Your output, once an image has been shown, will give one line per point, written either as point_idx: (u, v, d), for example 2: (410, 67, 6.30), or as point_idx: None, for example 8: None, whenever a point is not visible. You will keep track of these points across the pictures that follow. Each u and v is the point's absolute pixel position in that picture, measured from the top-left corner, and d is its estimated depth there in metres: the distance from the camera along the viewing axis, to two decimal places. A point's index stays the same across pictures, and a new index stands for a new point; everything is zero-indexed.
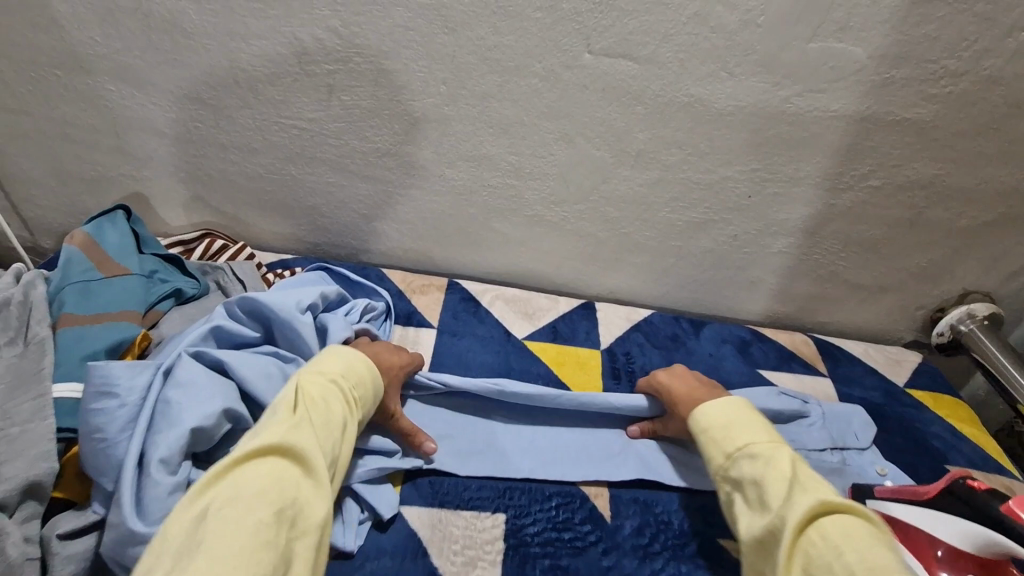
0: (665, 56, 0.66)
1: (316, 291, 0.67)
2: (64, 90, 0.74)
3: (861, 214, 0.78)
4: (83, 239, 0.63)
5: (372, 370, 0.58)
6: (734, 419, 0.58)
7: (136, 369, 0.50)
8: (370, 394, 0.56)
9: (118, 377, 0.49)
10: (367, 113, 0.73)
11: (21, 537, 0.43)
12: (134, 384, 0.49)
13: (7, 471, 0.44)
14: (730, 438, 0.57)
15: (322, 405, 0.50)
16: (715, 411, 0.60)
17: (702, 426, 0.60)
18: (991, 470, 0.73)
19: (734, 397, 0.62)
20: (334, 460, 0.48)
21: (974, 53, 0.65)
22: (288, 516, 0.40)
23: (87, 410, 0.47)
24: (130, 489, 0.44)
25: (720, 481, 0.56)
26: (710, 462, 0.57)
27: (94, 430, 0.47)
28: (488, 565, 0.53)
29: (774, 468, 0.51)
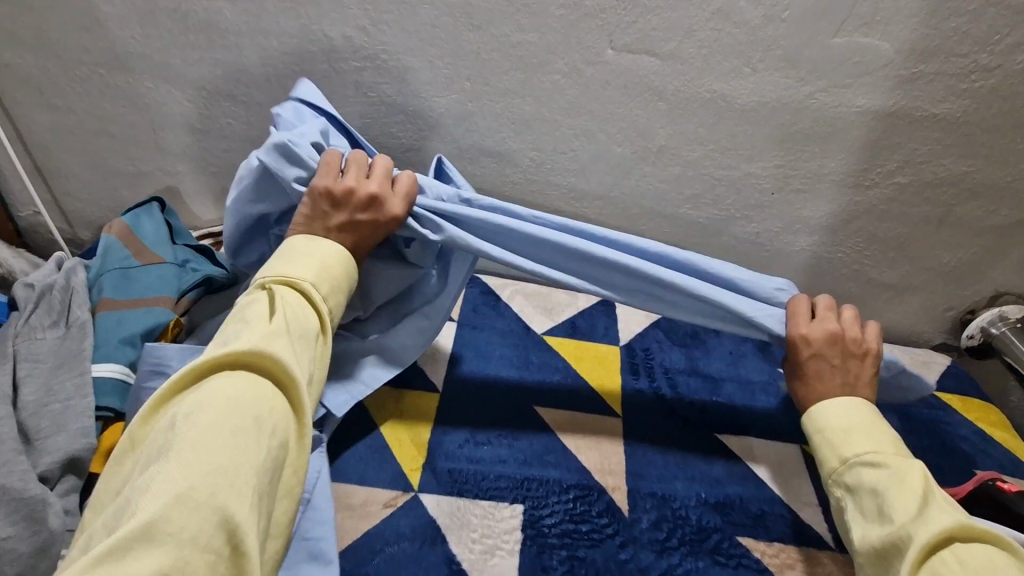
0: (688, 52, 0.66)
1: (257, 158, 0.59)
2: (104, 87, 0.77)
3: (888, 212, 0.77)
4: (122, 230, 0.66)
5: (345, 270, 0.55)
6: (855, 419, 0.55)
7: (187, 353, 0.52)
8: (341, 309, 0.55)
9: (170, 359, 0.51)
10: (392, 110, 0.75)
11: (61, 508, 0.45)
12: (185, 367, 0.52)
13: (51, 444, 0.47)
14: (849, 442, 0.54)
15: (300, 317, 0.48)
16: (831, 408, 0.56)
17: (816, 424, 0.57)
18: (1021, 475, 0.71)
19: (857, 400, 0.57)
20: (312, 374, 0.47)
21: (1006, 47, 0.63)
22: (266, 421, 0.40)
23: (143, 388, 0.51)
24: None
25: (831, 485, 0.54)
26: (822, 465, 0.55)
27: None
28: (506, 554, 0.54)
29: (903, 483, 0.49)
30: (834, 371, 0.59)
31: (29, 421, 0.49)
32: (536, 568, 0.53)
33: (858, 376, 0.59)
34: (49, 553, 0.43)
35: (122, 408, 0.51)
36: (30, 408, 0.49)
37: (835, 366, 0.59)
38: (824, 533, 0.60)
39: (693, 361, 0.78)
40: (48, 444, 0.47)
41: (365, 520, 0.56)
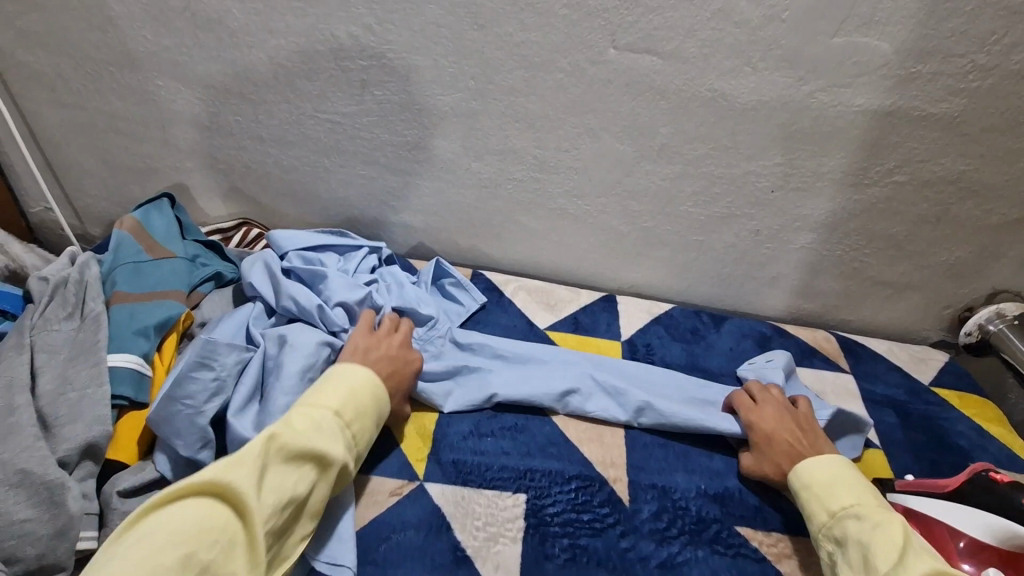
0: (689, 51, 0.67)
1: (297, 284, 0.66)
2: (115, 85, 0.79)
3: (887, 210, 0.78)
4: (132, 224, 0.67)
5: (376, 399, 0.55)
6: (840, 475, 0.56)
7: (235, 349, 0.56)
8: (368, 438, 0.53)
9: (218, 352, 0.55)
10: (398, 109, 0.76)
11: (80, 493, 0.46)
12: (228, 362, 0.55)
13: (70, 431, 0.48)
14: (834, 496, 0.54)
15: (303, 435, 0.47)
16: (815, 464, 0.57)
17: (802, 481, 0.57)
18: (1016, 469, 0.72)
19: (839, 457, 0.58)
20: (292, 499, 0.45)
21: (1004, 47, 0.64)
22: (198, 561, 0.38)
23: (185, 375, 0.52)
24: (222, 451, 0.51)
25: (821, 540, 0.54)
26: (810, 519, 0.55)
27: (185, 396, 0.52)
28: (509, 541, 0.55)
29: (884, 533, 0.49)
30: (793, 427, 0.63)
31: (48, 409, 0.50)
32: (539, 556, 0.55)
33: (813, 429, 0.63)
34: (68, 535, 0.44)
35: (136, 397, 0.53)
36: (48, 397, 0.50)
37: (792, 425, 0.63)
38: None
39: (693, 357, 0.81)
40: (63, 433, 0.48)
41: (372, 509, 0.57)
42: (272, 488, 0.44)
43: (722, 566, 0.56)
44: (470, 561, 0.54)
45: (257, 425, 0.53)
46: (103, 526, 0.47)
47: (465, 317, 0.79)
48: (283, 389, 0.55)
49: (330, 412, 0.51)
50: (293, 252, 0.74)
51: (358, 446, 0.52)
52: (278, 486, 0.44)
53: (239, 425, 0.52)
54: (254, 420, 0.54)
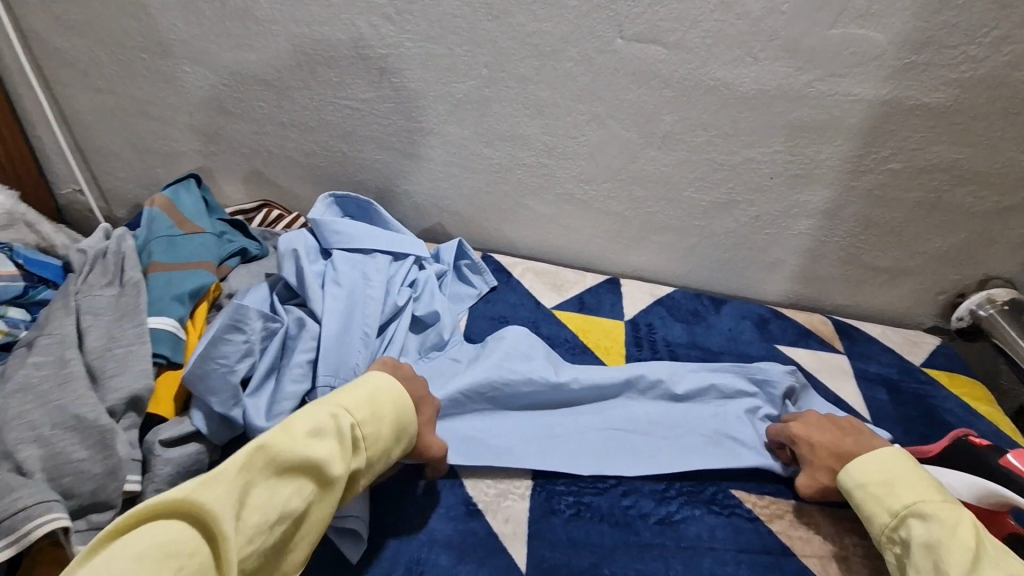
0: (693, 42, 0.70)
1: (332, 304, 0.65)
2: (146, 71, 0.83)
3: (881, 197, 0.81)
4: (164, 201, 0.72)
5: (398, 409, 0.53)
6: (897, 472, 0.55)
7: (262, 317, 0.59)
8: (382, 446, 0.51)
9: (249, 318, 0.58)
10: (415, 96, 0.80)
11: (127, 441, 0.50)
12: (257, 328, 0.59)
13: (117, 383, 0.52)
14: (895, 495, 0.54)
15: (308, 446, 0.45)
16: (862, 465, 0.57)
17: (855, 481, 0.57)
18: (1002, 444, 0.76)
19: (894, 450, 0.58)
20: (284, 515, 0.43)
21: (994, 39, 0.67)
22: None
23: (220, 336, 0.56)
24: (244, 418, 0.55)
25: (885, 541, 0.54)
26: (871, 520, 0.55)
27: (220, 355, 0.56)
28: (518, 497, 0.59)
29: (956, 535, 0.49)
30: (830, 428, 0.63)
31: (95, 363, 0.54)
32: (546, 510, 0.58)
33: (856, 429, 0.62)
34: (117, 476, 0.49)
35: (172, 356, 0.56)
36: (95, 352, 0.55)
37: (829, 425, 0.63)
38: None
39: (693, 336, 0.85)
40: (111, 384, 0.52)
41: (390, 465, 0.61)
42: (260, 503, 0.41)
43: (719, 524, 0.60)
44: (482, 514, 0.58)
45: (269, 403, 0.57)
46: (146, 471, 0.51)
47: (476, 298, 0.83)
48: (295, 373, 0.59)
49: (339, 420, 0.48)
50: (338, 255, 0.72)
51: (369, 453, 0.50)
52: (267, 501, 0.42)
53: (254, 401, 0.56)
54: (268, 395, 0.58)
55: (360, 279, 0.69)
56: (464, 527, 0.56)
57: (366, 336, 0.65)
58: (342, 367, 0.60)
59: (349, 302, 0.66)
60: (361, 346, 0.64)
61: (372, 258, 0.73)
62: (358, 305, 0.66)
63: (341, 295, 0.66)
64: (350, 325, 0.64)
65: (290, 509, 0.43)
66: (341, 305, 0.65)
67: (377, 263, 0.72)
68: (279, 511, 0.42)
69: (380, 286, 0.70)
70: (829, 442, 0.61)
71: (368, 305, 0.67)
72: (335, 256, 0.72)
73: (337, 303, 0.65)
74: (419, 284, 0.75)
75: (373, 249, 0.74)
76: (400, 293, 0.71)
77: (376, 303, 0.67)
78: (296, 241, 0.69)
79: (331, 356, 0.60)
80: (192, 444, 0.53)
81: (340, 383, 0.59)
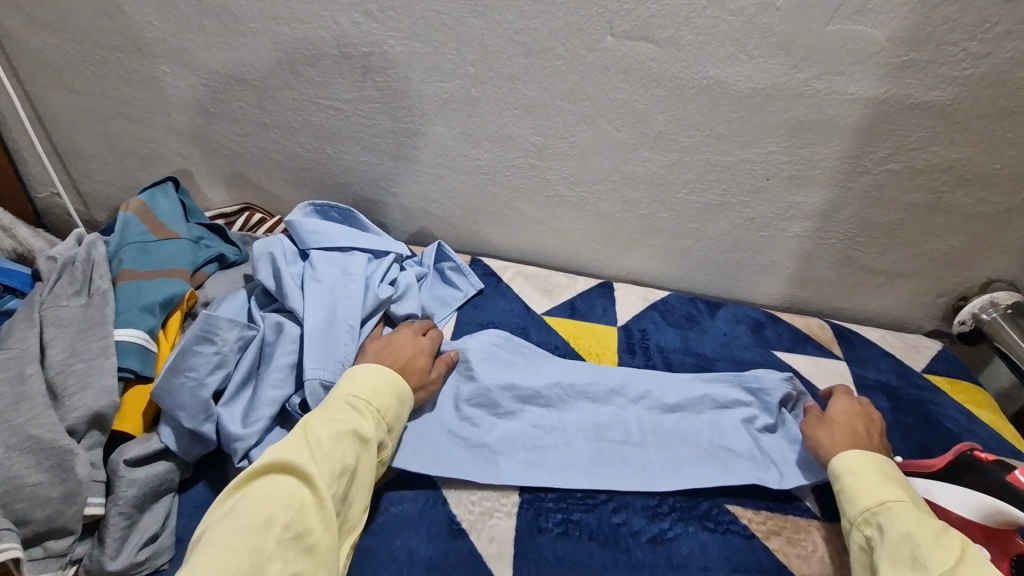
0: (685, 39, 0.68)
1: (313, 304, 0.62)
2: (121, 70, 0.80)
3: (880, 199, 0.79)
4: (139, 206, 0.69)
5: (396, 378, 0.57)
6: (886, 470, 0.56)
7: (234, 324, 0.57)
8: (395, 411, 0.56)
9: (220, 327, 0.56)
10: (399, 95, 0.77)
11: (87, 461, 0.48)
12: (230, 337, 0.56)
13: (77, 401, 0.50)
14: (884, 488, 0.54)
15: (342, 414, 0.52)
16: (859, 456, 0.57)
17: (847, 466, 0.57)
18: (1005, 453, 0.73)
19: (886, 457, 0.58)
20: (348, 466, 0.49)
21: (997, 35, 0.65)
22: (279, 520, 0.43)
23: (189, 348, 0.53)
24: (219, 430, 0.53)
25: (859, 524, 0.53)
26: (851, 504, 0.54)
27: (189, 368, 0.53)
28: (504, 515, 0.57)
29: (940, 535, 0.48)
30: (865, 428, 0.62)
31: (57, 380, 0.51)
32: (533, 529, 0.56)
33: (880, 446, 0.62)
34: (77, 499, 0.46)
35: (141, 370, 0.54)
36: (57, 368, 0.52)
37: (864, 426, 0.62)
38: (813, 505, 0.62)
39: (688, 342, 0.82)
40: (72, 402, 0.50)
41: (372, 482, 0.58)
42: (326, 455, 0.48)
43: (712, 541, 0.57)
44: (465, 533, 0.55)
45: (245, 412, 0.55)
46: (109, 493, 0.48)
47: (462, 301, 0.81)
48: (274, 380, 0.56)
49: (351, 399, 0.53)
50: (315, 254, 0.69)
51: (388, 418, 0.55)
52: (331, 454, 0.48)
53: (229, 412, 0.54)
54: (244, 403, 0.55)
55: (340, 274, 0.66)
56: (446, 547, 0.54)
57: (349, 332, 0.62)
58: (329, 362, 0.58)
59: (331, 299, 0.64)
60: (344, 343, 0.61)
61: (351, 256, 0.70)
62: (338, 302, 0.63)
63: (321, 292, 0.64)
64: (331, 325, 0.61)
65: (349, 461, 0.49)
66: (323, 302, 0.63)
67: (357, 259, 0.69)
68: (342, 461, 0.49)
69: (361, 281, 0.67)
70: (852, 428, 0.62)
71: (349, 301, 0.64)
72: (313, 255, 0.69)
73: (318, 301, 0.63)
74: (400, 282, 0.72)
75: (352, 247, 0.71)
76: (382, 287, 0.69)
77: (357, 297, 0.65)
78: (272, 244, 0.67)
79: (314, 356, 0.58)
80: (160, 463, 0.51)
81: (331, 376, 0.58)
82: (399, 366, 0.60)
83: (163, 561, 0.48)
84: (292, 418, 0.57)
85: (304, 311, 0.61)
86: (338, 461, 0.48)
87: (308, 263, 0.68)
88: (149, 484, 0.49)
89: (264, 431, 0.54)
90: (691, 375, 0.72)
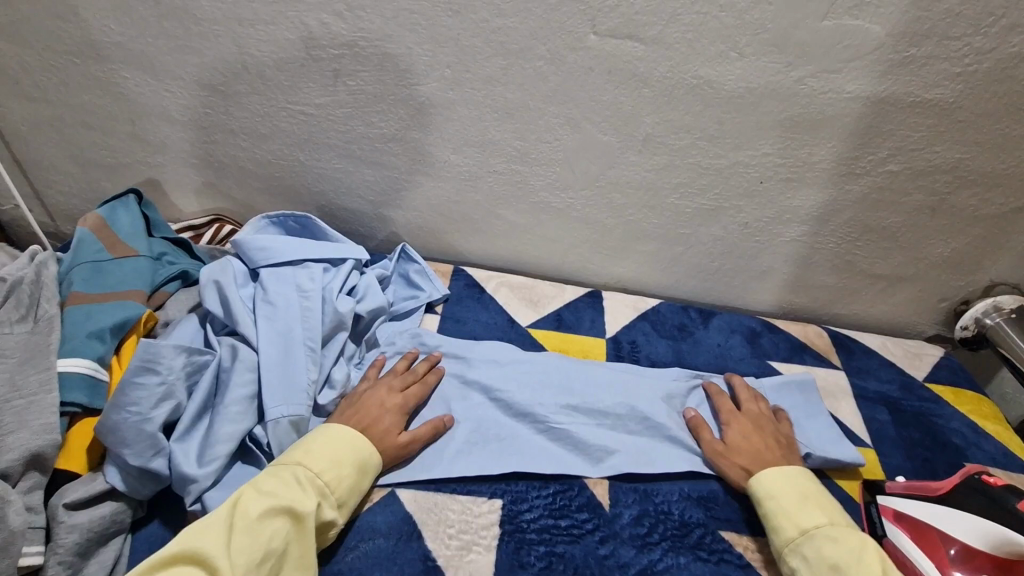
0: (673, 37, 0.64)
1: (271, 329, 0.60)
2: (79, 77, 0.76)
3: (878, 201, 0.75)
4: (96, 222, 0.65)
5: (352, 447, 0.54)
6: (804, 490, 0.57)
7: (179, 351, 0.53)
8: (350, 485, 0.52)
9: (162, 356, 0.52)
10: (373, 99, 0.73)
11: (22, 507, 0.45)
12: (174, 365, 0.52)
13: (12, 441, 0.46)
14: (804, 513, 0.54)
15: (274, 493, 0.49)
16: (777, 477, 0.58)
17: (769, 493, 0.57)
18: (1012, 468, 0.70)
19: (799, 468, 0.59)
20: (270, 553, 0.45)
21: (1001, 29, 0.61)
22: None
23: (129, 381, 0.50)
24: (168, 468, 0.50)
25: (785, 554, 0.53)
26: (775, 533, 0.54)
27: (131, 403, 0.49)
28: (483, 550, 0.53)
29: (862, 559, 0.50)
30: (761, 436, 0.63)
31: None
32: (514, 564, 0.53)
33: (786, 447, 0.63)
34: (10, 551, 0.43)
35: (89, 404, 0.51)
36: None
37: (762, 436, 0.63)
38: None
39: (680, 355, 0.79)
40: (6, 442, 0.46)
41: None
42: (246, 542, 0.45)
43: (705, 573, 0.54)
44: (441, 571, 0.52)
45: (201, 448, 0.51)
46: (50, 540, 0.45)
47: (420, 305, 0.77)
48: (233, 412, 0.53)
49: (297, 470, 0.51)
50: (266, 270, 0.66)
51: (337, 494, 0.51)
52: (251, 542, 0.45)
53: (183, 448, 0.51)
54: (200, 437, 0.52)
55: (294, 292, 0.63)
56: None
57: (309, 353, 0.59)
58: (290, 394, 0.56)
59: (286, 323, 0.61)
60: (306, 368, 0.58)
61: (304, 268, 0.66)
62: (295, 323, 0.61)
63: (275, 317, 0.61)
64: (288, 350, 0.58)
65: (273, 547, 0.46)
66: (277, 327, 0.60)
67: (311, 271, 0.66)
68: (262, 549, 0.45)
69: (318, 297, 0.63)
70: (752, 434, 0.64)
71: (307, 320, 0.61)
72: (263, 269, 0.65)
73: (273, 328, 0.60)
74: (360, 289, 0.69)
75: (304, 258, 0.67)
76: (341, 299, 0.65)
77: (315, 317, 0.62)
78: (219, 268, 0.63)
79: (274, 387, 0.56)
80: (106, 504, 0.48)
81: (293, 409, 0.55)
82: (365, 426, 0.57)
83: None
84: (253, 452, 0.55)
85: (260, 339, 0.59)
86: (259, 548, 0.45)
87: (259, 284, 0.64)
88: (93, 528, 0.46)
89: (223, 469, 0.51)
90: (666, 393, 0.70)
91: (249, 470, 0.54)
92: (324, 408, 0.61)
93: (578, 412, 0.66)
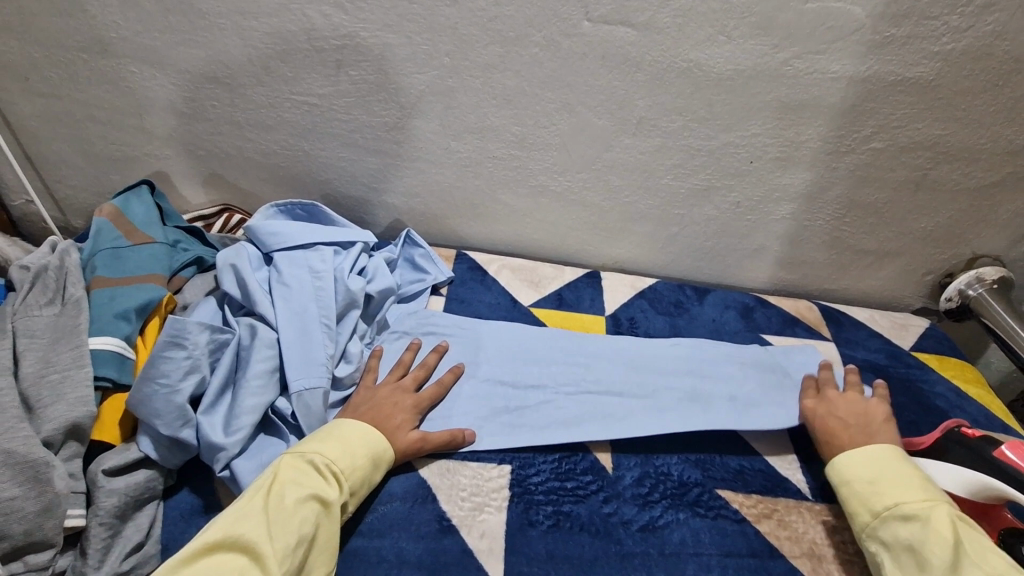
0: (663, 22, 0.67)
1: (288, 309, 0.63)
2: (89, 72, 0.78)
3: (864, 177, 0.79)
4: (112, 211, 0.67)
5: (364, 438, 0.55)
6: (878, 468, 0.56)
7: (203, 328, 0.56)
8: (362, 475, 0.54)
9: (188, 332, 0.55)
10: (374, 88, 0.76)
11: (65, 472, 0.48)
12: (199, 341, 0.55)
13: (52, 413, 0.49)
14: (878, 495, 0.54)
15: (297, 483, 0.50)
16: (851, 462, 0.57)
17: (843, 478, 0.57)
18: (993, 428, 0.74)
19: (875, 446, 0.58)
20: (304, 539, 0.47)
21: (976, 9, 0.64)
22: None
23: (158, 355, 0.53)
24: (197, 437, 0.53)
25: (864, 539, 0.54)
26: (853, 518, 0.55)
27: (161, 376, 0.53)
28: (494, 510, 0.57)
29: (937, 536, 0.49)
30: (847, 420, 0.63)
31: (31, 391, 0.51)
32: (524, 522, 0.56)
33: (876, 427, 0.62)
34: (55, 512, 0.46)
35: (119, 378, 0.54)
36: (31, 380, 0.51)
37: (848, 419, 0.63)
38: (802, 486, 0.63)
39: (677, 329, 0.82)
40: (47, 414, 0.49)
41: None
42: (280, 530, 0.46)
43: (703, 527, 0.58)
44: (456, 529, 0.55)
45: (227, 419, 0.54)
46: (90, 504, 0.49)
47: (426, 287, 0.80)
48: (254, 386, 0.56)
49: (314, 459, 0.52)
50: (279, 254, 0.69)
51: (351, 482, 0.52)
52: (285, 529, 0.46)
53: (209, 419, 0.54)
54: (225, 409, 0.55)
55: (308, 273, 0.66)
56: (437, 544, 0.54)
57: (325, 331, 0.63)
58: (309, 368, 0.59)
59: (301, 302, 0.64)
60: (322, 344, 0.61)
61: (315, 251, 0.69)
62: (310, 302, 0.64)
63: (291, 297, 0.64)
64: (305, 327, 0.61)
65: (305, 532, 0.47)
66: (293, 307, 0.63)
67: (322, 255, 0.69)
68: (297, 534, 0.46)
69: (330, 277, 0.66)
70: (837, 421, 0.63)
71: (321, 300, 0.65)
72: (276, 254, 0.68)
73: (289, 307, 0.63)
74: (368, 270, 0.73)
75: (315, 242, 0.70)
76: (352, 279, 0.68)
77: (329, 296, 0.65)
78: (234, 253, 0.66)
79: (293, 361, 0.59)
80: (142, 471, 0.51)
81: (313, 382, 0.58)
82: (377, 420, 0.58)
83: (145, 572, 0.49)
84: (275, 424, 0.58)
85: (278, 318, 0.62)
86: (294, 534, 0.46)
87: (273, 267, 0.67)
88: (130, 493, 0.50)
89: (247, 438, 0.54)
90: (663, 368, 0.74)
91: (271, 442, 0.57)
92: (342, 382, 0.64)
93: (580, 387, 0.70)
